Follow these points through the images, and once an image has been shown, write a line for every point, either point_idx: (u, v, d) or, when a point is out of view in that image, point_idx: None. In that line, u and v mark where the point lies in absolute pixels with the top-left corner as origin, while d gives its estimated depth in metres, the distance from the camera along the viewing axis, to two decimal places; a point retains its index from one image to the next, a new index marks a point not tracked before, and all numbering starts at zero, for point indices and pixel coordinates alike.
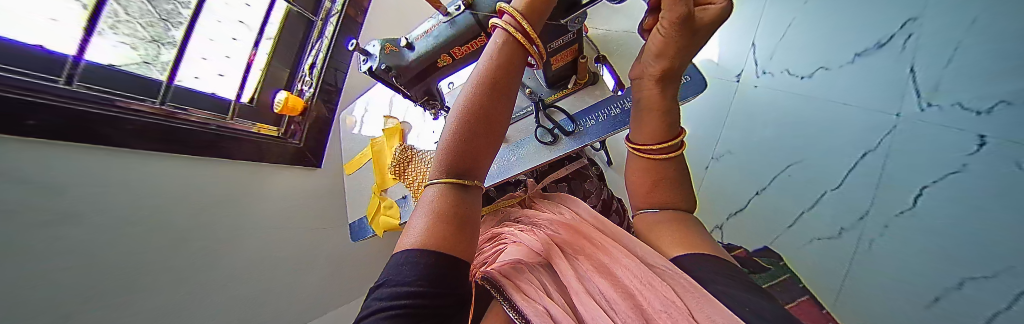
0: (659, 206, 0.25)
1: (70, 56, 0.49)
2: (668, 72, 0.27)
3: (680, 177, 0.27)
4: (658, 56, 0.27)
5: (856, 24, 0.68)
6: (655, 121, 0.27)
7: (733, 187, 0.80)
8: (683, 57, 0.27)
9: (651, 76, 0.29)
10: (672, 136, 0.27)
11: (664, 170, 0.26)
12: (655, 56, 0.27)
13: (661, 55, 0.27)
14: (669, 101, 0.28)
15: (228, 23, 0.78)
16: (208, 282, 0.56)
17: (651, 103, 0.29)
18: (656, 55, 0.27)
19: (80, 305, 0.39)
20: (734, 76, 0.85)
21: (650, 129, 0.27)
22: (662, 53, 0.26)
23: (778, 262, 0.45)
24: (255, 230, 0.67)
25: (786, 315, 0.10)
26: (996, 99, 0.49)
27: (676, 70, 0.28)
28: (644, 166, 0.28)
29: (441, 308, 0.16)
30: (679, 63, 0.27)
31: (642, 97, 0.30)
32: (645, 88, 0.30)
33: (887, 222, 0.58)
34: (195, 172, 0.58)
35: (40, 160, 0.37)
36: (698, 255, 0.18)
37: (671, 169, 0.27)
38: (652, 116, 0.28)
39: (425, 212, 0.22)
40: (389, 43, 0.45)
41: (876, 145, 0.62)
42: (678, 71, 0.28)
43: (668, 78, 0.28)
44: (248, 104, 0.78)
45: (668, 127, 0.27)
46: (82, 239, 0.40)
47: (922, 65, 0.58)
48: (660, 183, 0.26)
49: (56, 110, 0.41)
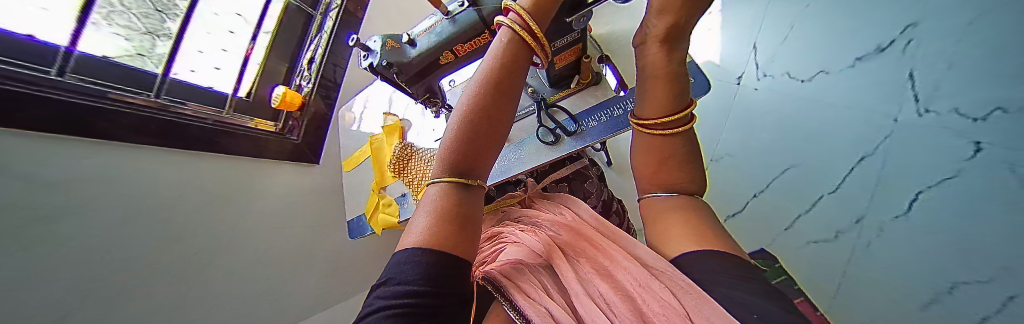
0: (668, 189, 0.25)
1: (60, 46, 0.48)
2: (674, 30, 0.26)
3: (690, 156, 0.26)
4: (661, 12, 0.26)
5: (856, 25, 0.66)
6: (661, 89, 0.27)
7: (734, 187, 0.79)
8: (688, 14, 0.26)
9: (654, 38, 0.28)
10: (679, 109, 0.26)
11: (671, 147, 0.26)
12: (658, 13, 0.27)
13: (663, 11, 0.26)
14: (674, 66, 0.27)
15: (225, 16, 0.77)
16: (202, 280, 0.55)
17: (654, 69, 0.28)
18: (658, 12, 0.27)
19: (65, 302, 0.39)
20: (735, 78, 0.84)
21: (657, 101, 0.27)
22: (664, 9, 0.26)
23: (775, 264, 0.47)
24: (251, 228, 0.65)
25: (798, 320, 0.09)
26: (991, 105, 0.48)
27: (680, 33, 0.27)
28: (650, 142, 0.27)
29: (441, 309, 0.15)
30: (685, 20, 0.26)
31: (647, 64, 0.29)
32: (649, 53, 0.29)
33: (882, 227, 0.57)
34: (189, 168, 0.57)
35: (18, 153, 0.36)
36: (697, 253, 0.17)
37: (677, 146, 0.26)
38: (657, 84, 0.28)
39: (426, 211, 0.21)
40: (390, 39, 0.44)
41: (874, 149, 0.60)
42: (681, 34, 0.27)
43: (672, 39, 0.27)
44: (246, 98, 0.77)
45: (674, 99, 0.26)
46: (67, 236, 0.40)
47: (922, 70, 0.56)
48: (667, 161, 0.26)
49: (43, 102, 0.40)
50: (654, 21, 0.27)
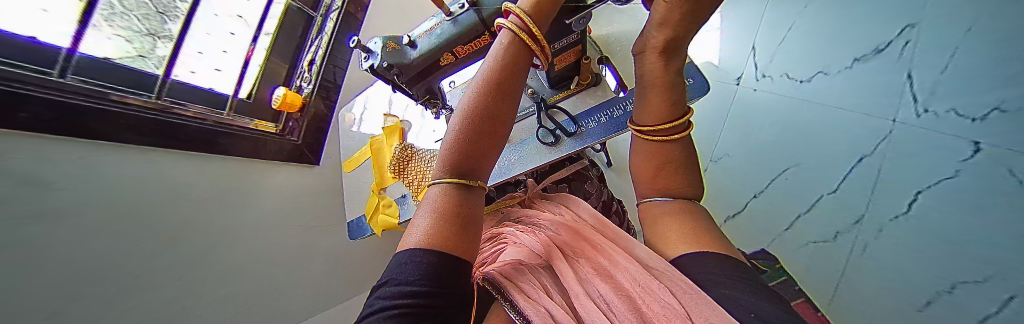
0: (668, 195, 0.25)
1: (62, 48, 0.48)
2: (672, 43, 0.26)
3: (689, 162, 0.26)
4: (661, 25, 0.25)
5: (863, 23, 0.65)
6: (659, 97, 0.27)
7: (734, 187, 0.77)
8: (688, 27, 0.25)
9: (653, 48, 0.28)
10: (678, 116, 0.26)
11: (671, 153, 0.26)
12: (659, 25, 0.25)
13: (663, 24, 0.25)
14: (672, 75, 0.28)
15: (226, 18, 0.77)
16: (200, 281, 0.55)
17: (653, 78, 0.28)
18: (658, 24, 0.26)
19: (70, 302, 0.39)
20: (734, 79, 0.82)
21: (655, 109, 0.27)
22: (665, 22, 0.25)
23: (772, 264, 0.48)
24: (248, 229, 0.65)
25: (791, 319, 0.10)
26: (989, 106, 0.49)
27: (680, 41, 0.26)
28: (649, 149, 0.27)
29: (442, 309, 0.15)
30: (684, 33, 0.25)
31: (646, 73, 0.29)
32: (648, 61, 0.29)
33: (882, 225, 0.57)
34: (187, 168, 0.57)
35: (27, 155, 0.37)
36: (697, 254, 0.17)
37: (676, 152, 0.26)
38: (655, 91, 0.28)
39: (427, 211, 0.21)
40: (390, 41, 0.45)
41: (872, 151, 0.60)
42: (682, 41, 0.27)
43: (671, 49, 0.27)
44: (246, 100, 0.77)
45: (674, 105, 0.27)
46: (66, 238, 0.39)
47: (919, 71, 0.56)
48: (665, 167, 0.26)
49: (49, 104, 0.40)
50: (653, 33, 0.26)
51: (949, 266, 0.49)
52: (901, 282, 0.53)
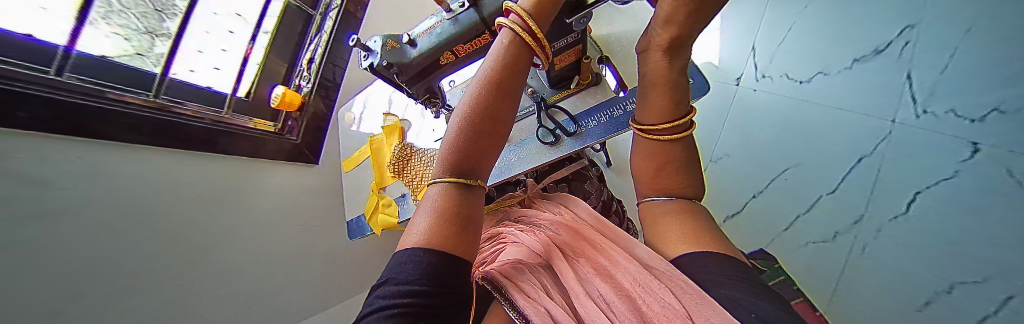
0: (668, 194, 0.25)
1: (59, 46, 0.47)
2: (676, 41, 0.26)
3: (689, 162, 0.26)
4: (666, 23, 0.25)
5: (863, 24, 0.65)
6: (662, 96, 0.27)
7: (733, 187, 0.77)
8: (693, 26, 0.25)
9: (657, 46, 0.28)
10: (680, 115, 0.26)
11: (672, 153, 0.26)
12: (663, 23, 0.26)
13: (668, 22, 0.25)
14: (675, 75, 0.28)
15: (225, 16, 0.77)
16: (200, 280, 0.55)
17: (655, 77, 0.28)
18: (663, 22, 0.26)
19: (69, 301, 0.39)
20: (734, 79, 0.83)
21: (657, 108, 0.27)
22: (671, 19, 0.25)
23: (772, 264, 0.48)
24: (247, 229, 0.65)
25: (792, 319, 0.09)
26: (988, 107, 0.48)
27: (684, 40, 0.26)
28: (649, 148, 0.28)
29: (441, 309, 0.15)
30: (689, 31, 0.25)
31: (648, 72, 0.29)
32: (651, 60, 0.29)
33: (880, 225, 0.57)
34: (187, 167, 0.57)
35: (27, 154, 0.37)
36: (697, 253, 0.17)
37: (677, 152, 0.26)
38: (657, 90, 0.28)
39: (427, 211, 0.21)
40: (390, 39, 0.44)
41: (872, 151, 0.60)
42: (685, 41, 0.27)
43: (675, 48, 0.27)
44: (245, 99, 0.77)
45: (675, 104, 0.27)
46: (65, 237, 0.39)
47: (919, 71, 0.56)
48: (666, 166, 0.26)
49: (48, 103, 0.40)
50: (658, 31, 0.27)
51: (948, 266, 0.49)
52: (900, 282, 0.53)
